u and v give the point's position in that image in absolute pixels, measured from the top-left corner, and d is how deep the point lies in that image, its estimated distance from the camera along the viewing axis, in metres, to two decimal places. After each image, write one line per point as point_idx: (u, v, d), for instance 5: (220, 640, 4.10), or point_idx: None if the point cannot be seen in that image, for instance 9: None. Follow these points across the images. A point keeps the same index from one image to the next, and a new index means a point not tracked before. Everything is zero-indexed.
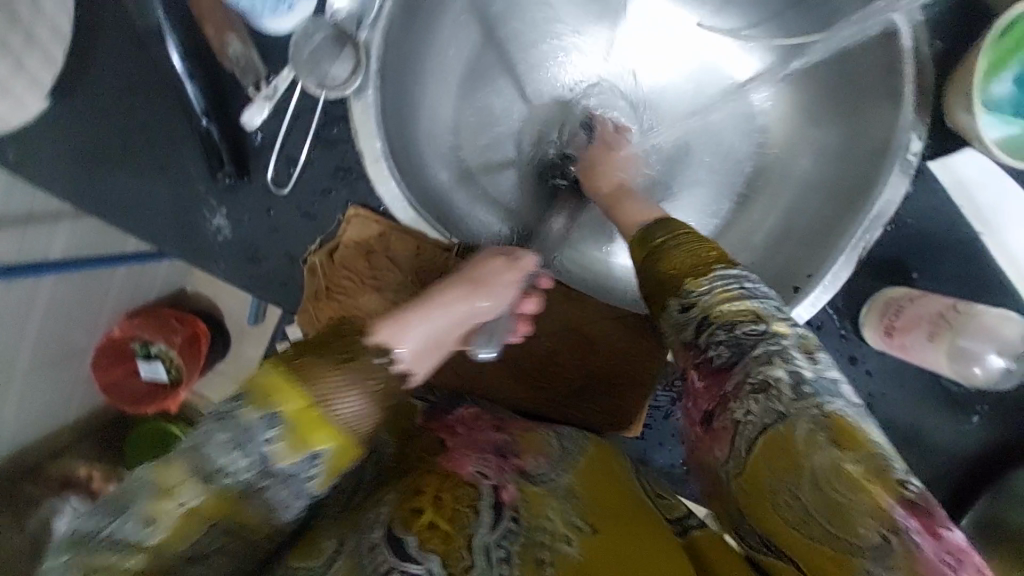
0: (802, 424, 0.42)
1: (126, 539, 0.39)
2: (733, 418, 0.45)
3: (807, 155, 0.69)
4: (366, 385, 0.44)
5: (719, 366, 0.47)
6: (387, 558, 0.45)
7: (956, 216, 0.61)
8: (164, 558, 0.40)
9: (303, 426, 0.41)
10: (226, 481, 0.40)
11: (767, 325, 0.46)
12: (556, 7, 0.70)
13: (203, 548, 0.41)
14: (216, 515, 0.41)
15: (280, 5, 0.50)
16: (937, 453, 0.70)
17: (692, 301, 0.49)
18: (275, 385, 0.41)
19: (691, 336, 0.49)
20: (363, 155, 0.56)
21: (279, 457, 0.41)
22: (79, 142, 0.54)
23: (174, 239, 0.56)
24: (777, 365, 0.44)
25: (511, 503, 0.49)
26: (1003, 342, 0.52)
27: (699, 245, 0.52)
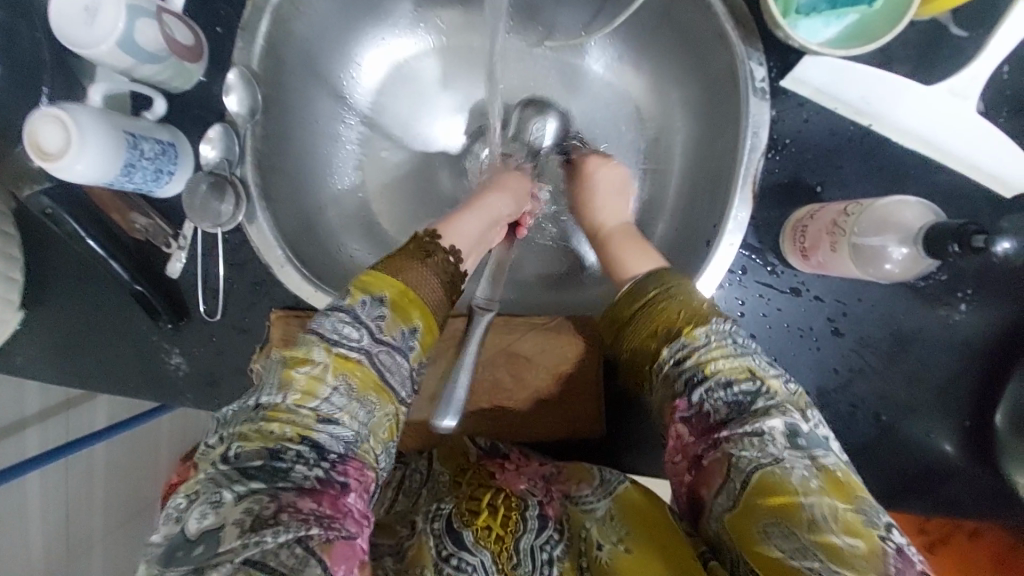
0: (795, 469, 0.42)
1: (268, 401, 0.48)
2: (725, 453, 0.45)
3: (680, 113, 0.71)
4: (439, 273, 0.61)
5: (712, 417, 0.47)
6: (448, 547, 0.54)
7: (833, 120, 0.60)
8: (301, 413, 0.47)
9: (401, 301, 0.56)
10: (343, 348, 0.52)
11: (762, 381, 0.47)
12: (413, 75, 0.77)
13: (332, 409, 0.48)
14: (342, 372, 0.51)
15: (161, 175, 0.58)
16: (934, 353, 0.64)
17: (686, 352, 0.51)
18: (374, 278, 0.56)
19: (684, 389, 0.50)
20: (271, 266, 0.63)
21: (326, 375, 0.50)
22: (56, 335, 0.64)
23: (146, 387, 0.65)
24: (775, 415, 0.45)
25: (556, 516, 0.57)
26: (903, 229, 0.51)
27: (682, 306, 0.54)
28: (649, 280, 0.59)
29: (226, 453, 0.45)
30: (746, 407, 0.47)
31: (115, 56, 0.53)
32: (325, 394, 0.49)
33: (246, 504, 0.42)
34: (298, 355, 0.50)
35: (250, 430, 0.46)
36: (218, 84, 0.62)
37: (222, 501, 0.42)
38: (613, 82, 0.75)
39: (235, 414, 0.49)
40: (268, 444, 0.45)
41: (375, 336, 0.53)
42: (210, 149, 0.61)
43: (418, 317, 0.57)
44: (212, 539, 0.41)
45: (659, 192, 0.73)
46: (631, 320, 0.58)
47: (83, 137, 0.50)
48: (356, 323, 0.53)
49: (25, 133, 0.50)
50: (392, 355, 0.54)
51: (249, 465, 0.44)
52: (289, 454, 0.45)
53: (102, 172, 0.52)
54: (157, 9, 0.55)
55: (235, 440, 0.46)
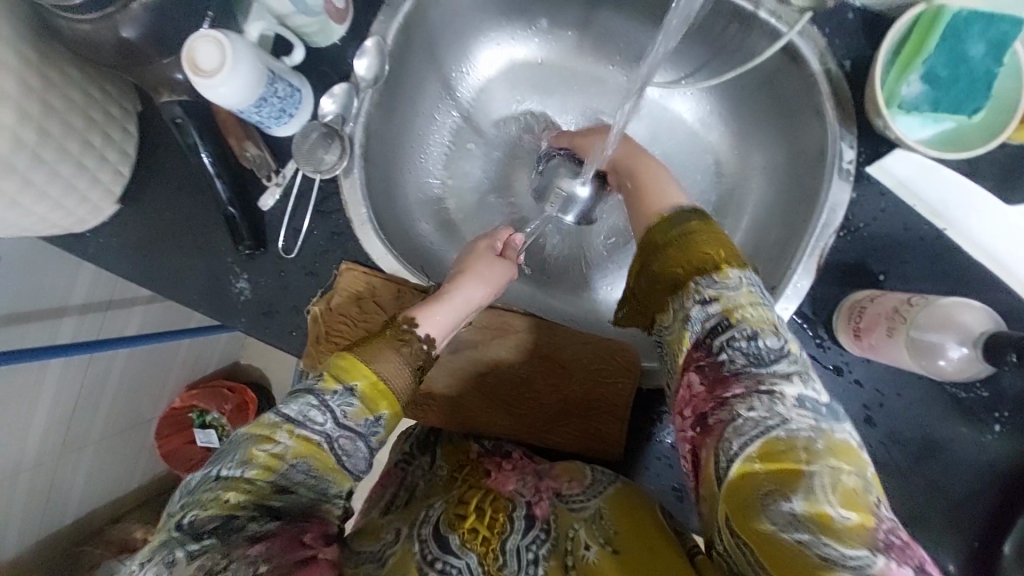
0: (801, 433, 0.44)
1: (226, 475, 0.50)
2: (733, 414, 0.46)
3: (759, 176, 0.74)
4: (411, 362, 0.57)
5: (726, 371, 0.48)
6: (433, 551, 0.56)
7: (910, 216, 0.62)
8: (262, 486, 0.50)
9: (373, 393, 0.54)
10: (308, 430, 0.52)
11: (783, 339, 0.49)
12: (518, 82, 0.82)
13: (290, 481, 0.51)
14: (302, 453, 0.51)
15: (283, 114, 0.63)
16: (959, 466, 0.65)
17: (716, 294, 0.51)
18: (350, 363, 0.54)
19: (709, 334, 0.50)
20: (352, 221, 0.67)
21: (285, 454, 0.51)
22: (141, 233, 0.69)
23: (208, 303, 0.69)
24: (792, 381, 0.47)
25: (543, 516, 0.59)
26: (964, 330, 0.52)
27: (714, 243, 0.54)
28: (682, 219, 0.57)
29: (182, 519, 0.48)
30: (765, 363, 0.48)
31: None
32: (283, 471, 0.50)
33: (199, 561, 0.46)
34: (262, 432, 0.51)
35: (208, 498, 0.49)
36: (351, 48, 0.68)
37: (175, 560, 0.46)
38: (701, 133, 0.78)
39: (197, 480, 0.51)
40: (223, 511, 0.48)
41: (338, 422, 0.52)
42: (330, 102, 0.67)
43: (386, 407, 0.54)
44: None
45: None
46: (664, 244, 0.56)
47: (233, 64, 0.55)
48: (323, 408, 0.52)
49: (186, 49, 0.55)
50: (354, 442, 0.53)
51: (203, 529, 0.48)
52: (241, 521, 0.48)
53: (237, 98, 0.57)
54: None
55: (192, 508, 0.48)
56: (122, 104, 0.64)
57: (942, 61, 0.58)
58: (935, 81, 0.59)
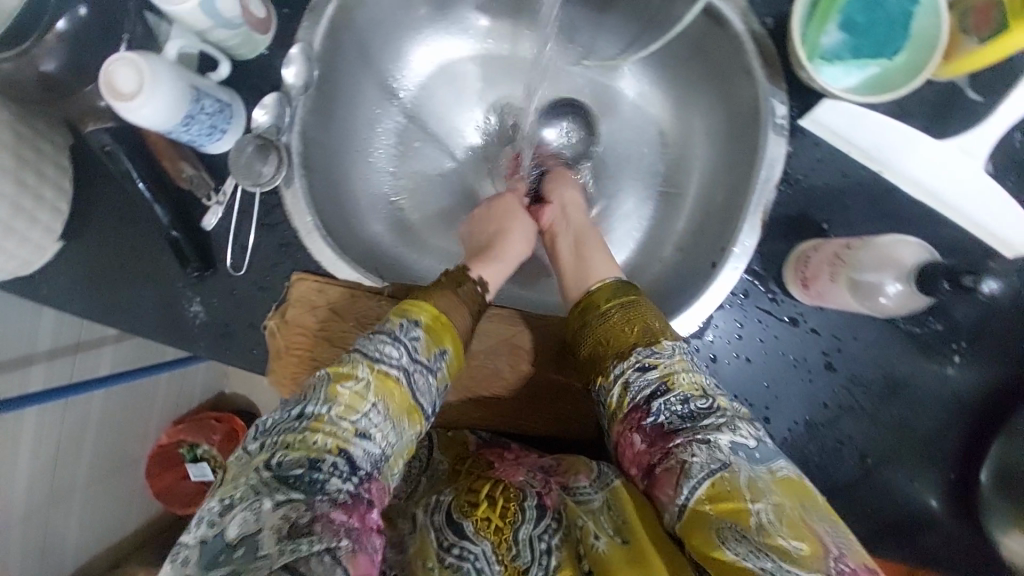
0: (742, 472, 0.47)
1: (313, 413, 0.49)
2: (678, 461, 0.50)
3: (701, 140, 0.75)
4: (452, 286, 0.62)
5: (665, 427, 0.53)
6: (449, 537, 0.55)
7: (847, 162, 0.63)
8: (343, 429, 0.49)
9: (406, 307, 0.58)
10: (383, 365, 0.53)
11: (713, 399, 0.53)
12: (457, 77, 0.81)
13: (369, 426, 0.50)
14: (381, 394, 0.51)
15: (216, 132, 0.63)
16: (922, 401, 0.66)
17: (655, 361, 0.56)
18: (410, 304, 0.58)
19: (645, 399, 0.55)
20: (299, 231, 0.67)
21: (367, 393, 0.51)
22: (88, 269, 0.68)
23: (165, 331, 0.68)
24: (724, 432, 0.50)
25: (554, 506, 0.58)
26: (900, 266, 0.53)
27: (626, 319, 0.60)
28: (617, 288, 0.64)
29: (269, 460, 0.46)
30: (697, 420, 0.52)
31: (195, 15, 0.56)
32: (365, 411, 0.50)
33: (283, 510, 0.43)
34: (342, 370, 0.52)
35: (293, 439, 0.48)
36: (279, 57, 0.67)
37: (262, 507, 0.43)
38: (642, 106, 0.79)
39: (278, 422, 0.50)
40: (309, 454, 0.47)
41: (411, 357, 0.54)
42: (262, 113, 0.66)
43: (449, 341, 0.57)
44: (250, 545, 0.41)
45: (671, 213, 0.77)
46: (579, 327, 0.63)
47: (158, 89, 0.54)
48: (395, 343, 0.54)
49: (105, 73, 0.54)
50: (425, 380, 0.55)
51: (290, 474, 0.45)
52: (327, 465, 0.47)
53: (161, 117, 0.56)
54: None
55: (279, 449, 0.47)
56: (52, 138, 0.63)
57: (857, 8, 0.60)
58: (851, 29, 0.61)
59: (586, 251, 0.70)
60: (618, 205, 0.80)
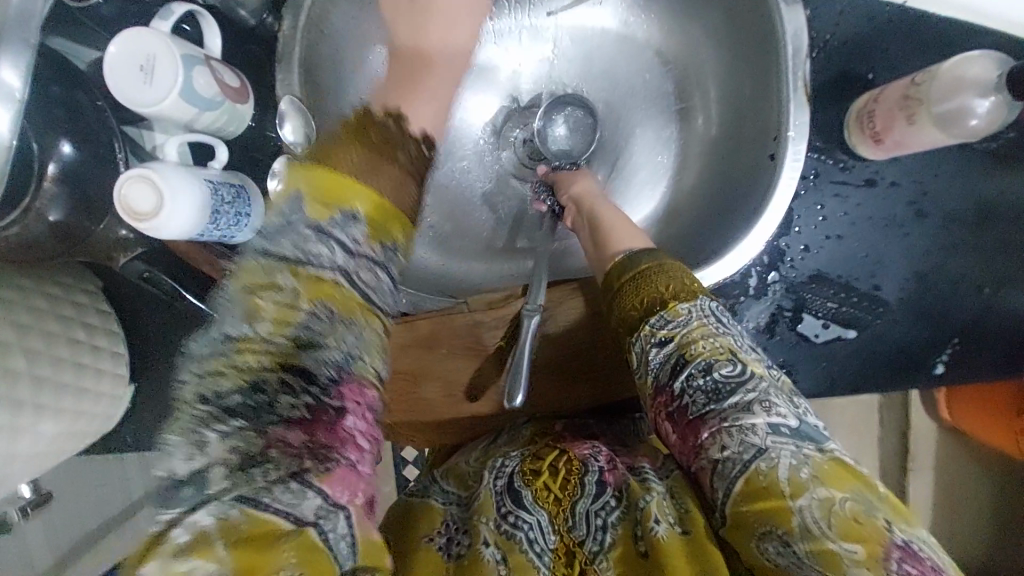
0: (782, 463, 0.45)
1: (233, 331, 0.39)
2: (711, 457, 0.48)
3: (704, 41, 0.71)
4: (391, 155, 0.49)
5: (692, 412, 0.50)
6: (507, 504, 0.53)
7: (869, 6, 0.60)
8: (276, 340, 0.39)
9: (324, 185, 0.43)
10: (314, 269, 0.41)
11: (743, 367, 0.49)
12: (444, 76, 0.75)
13: (311, 331, 0.39)
14: (319, 297, 0.40)
15: (240, 218, 0.58)
16: (1017, 213, 0.64)
17: (670, 332, 0.53)
18: (333, 179, 0.44)
19: (667, 377, 0.52)
20: None
21: (298, 301, 0.40)
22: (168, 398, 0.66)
23: None
24: (757, 413, 0.47)
25: (616, 483, 0.55)
26: (976, 82, 0.51)
27: (638, 287, 0.57)
28: (633, 260, 0.58)
29: (198, 393, 0.38)
30: (724, 397, 0.49)
31: (177, 107, 0.52)
32: (301, 320, 0.39)
33: (229, 444, 0.37)
34: (258, 279, 0.40)
35: (219, 365, 0.38)
36: (267, 120, 0.63)
37: (205, 440, 0.37)
38: (630, 34, 0.75)
39: (201, 342, 0.39)
40: (246, 377, 0.38)
41: (348, 250, 0.42)
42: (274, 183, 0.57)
43: (354, 198, 0.43)
44: (201, 481, 0.36)
45: (701, 127, 0.74)
46: (621, 286, 0.58)
47: (167, 187, 0.51)
48: (319, 236, 0.42)
49: (118, 198, 0.51)
50: (375, 272, 0.43)
51: (230, 403, 0.37)
52: (273, 384, 0.38)
53: (190, 224, 0.53)
54: (206, 56, 0.54)
55: (207, 375, 0.38)
56: None
57: None
58: None
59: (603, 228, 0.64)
60: (637, 144, 0.77)
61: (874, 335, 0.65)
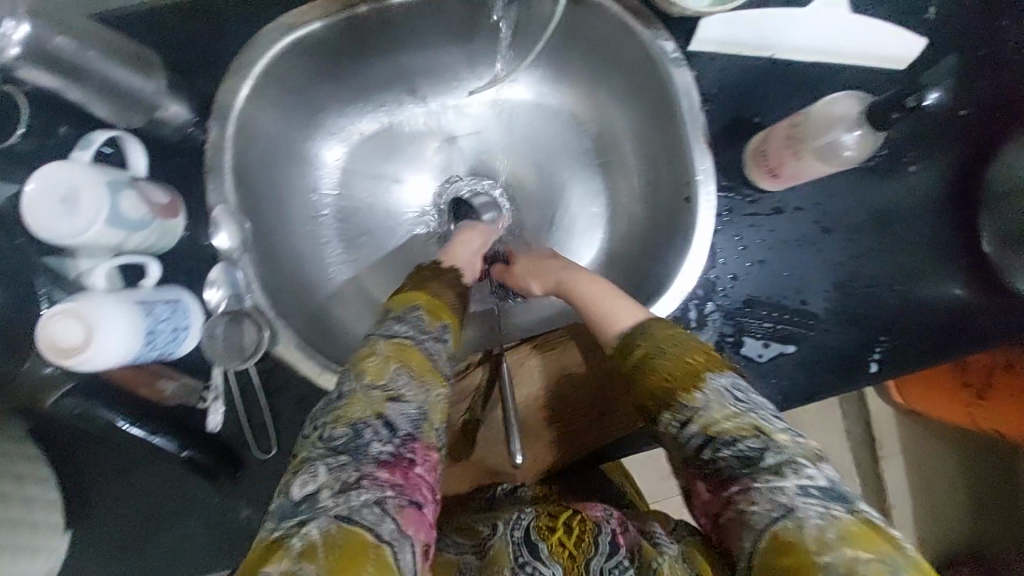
0: (811, 521, 0.44)
1: (347, 390, 0.51)
2: (738, 509, 0.47)
3: (612, 101, 0.77)
4: (455, 286, 0.68)
5: (722, 473, 0.50)
6: (524, 555, 0.50)
7: (743, 61, 0.69)
8: (373, 395, 0.50)
9: (434, 308, 0.62)
10: (399, 337, 0.56)
11: (769, 436, 0.50)
12: (377, 162, 0.79)
13: (400, 389, 0.52)
14: (401, 357, 0.54)
15: (178, 332, 0.57)
16: (909, 217, 0.71)
17: (691, 415, 0.53)
18: (438, 306, 0.63)
19: (694, 448, 0.52)
20: (313, 374, 0.63)
21: (387, 363, 0.53)
22: (111, 541, 0.60)
23: (226, 551, 0.61)
24: (788, 475, 0.47)
25: (629, 543, 0.51)
26: (845, 118, 0.60)
27: (679, 358, 0.57)
28: (651, 338, 0.60)
29: (319, 434, 0.48)
30: (754, 462, 0.49)
31: (104, 234, 0.51)
32: (391, 377, 0.52)
33: (332, 474, 0.45)
34: (364, 352, 0.54)
35: (336, 412, 0.49)
36: (198, 230, 0.62)
37: (316, 473, 0.45)
38: (545, 102, 0.81)
39: (321, 407, 0.51)
40: (351, 423, 0.48)
41: (419, 329, 0.58)
42: (215, 290, 0.60)
43: (445, 314, 0.62)
44: (312, 503, 0.44)
45: (623, 178, 0.80)
46: (632, 370, 0.60)
47: (93, 312, 0.48)
48: (401, 320, 0.58)
49: (38, 337, 0.48)
50: (438, 346, 0.58)
51: (337, 442, 0.47)
52: (370, 431, 0.48)
53: (125, 348, 0.50)
54: (130, 179, 0.54)
55: (327, 424, 0.49)
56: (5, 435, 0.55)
57: None
58: None
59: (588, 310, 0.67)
60: (566, 199, 0.82)
61: (813, 346, 0.70)
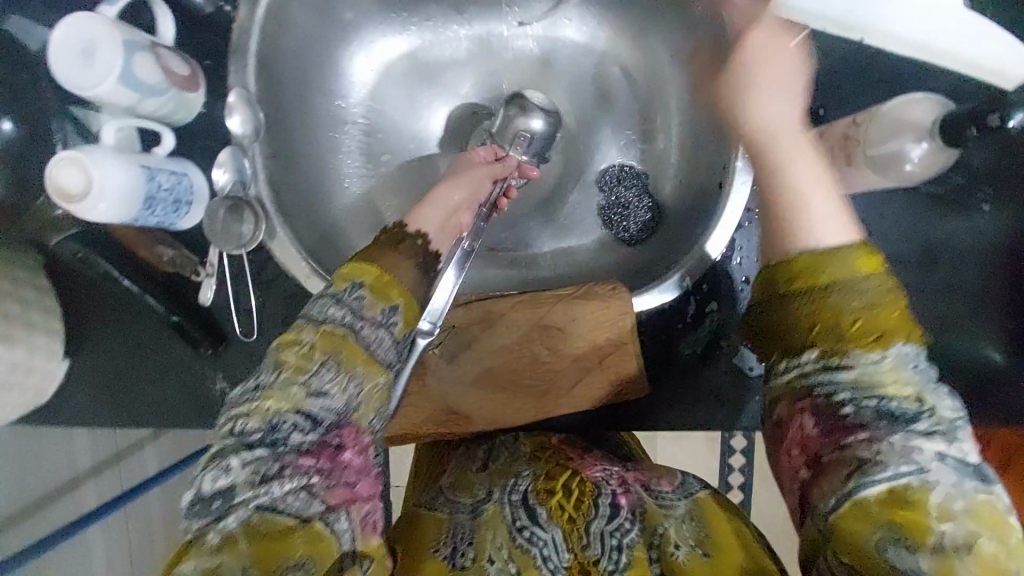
0: (940, 488, 0.37)
1: (262, 382, 0.44)
2: (854, 454, 0.39)
3: (668, 61, 0.71)
4: (414, 256, 0.56)
5: (848, 415, 0.40)
6: (522, 518, 0.54)
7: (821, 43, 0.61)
8: (291, 389, 0.44)
9: (381, 286, 0.51)
10: (330, 323, 0.47)
11: (923, 401, 0.40)
12: (412, 75, 0.76)
13: (323, 383, 0.45)
14: (328, 349, 0.46)
15: (179, 204, 0.59)
16: (963, 260, 0.63)
17: (848, 361, 0.42)
18: (386, 283, 0.52)
19: (820, 389, 0.42)
20: (298, 276, 0.62)
21: (312, 353, 0.46)
22: (102, 379, 0.66)
23: (196, 415, 0.66)
24: (937, 440, 0.39)
25: (630, 505, 0.54)
26: (917, 126, 0.53)
27: (883, 296, 0.42)
28: (841, 259, 0.43)
29: (230, 429, 0.43)
30: (899, 419, 0.39)
31: (115, 92, 0.53)
32: (314, 369, 0.45)
33: (250, 468, 0.41)
34: (287, 338, 0.47)
35: (248, 407, 0.43)
36: (218, 110, 0.63)
37: (228, 467, 0.41)
38: (598, 49, 0.75)
39: (236, 394, 0.45)
40: (265, 419, 0.42)
41: (356, 314, 0.49)
42: (221, 173, 0.63)
43: (395, 295, 0.52)
44: (227, 498, 0.40)
45: (662, 149, 0.74)
46: (818, 290, 0.43)
47: (92, 160, 0.51)
48: (339, 303, 0.49)
49: (47, 179, 0.51)
50: (377, 332, 0.49)
51: (249, 437, 0.42)
52: (286, 425, 0.43)
53: (122, 208, 0.54)
54: (150, 43, 0.55)
55: (239, 417, 0.43)
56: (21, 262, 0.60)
57: None
58: None
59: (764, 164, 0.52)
60: (600, 158, 0.76)
61: None
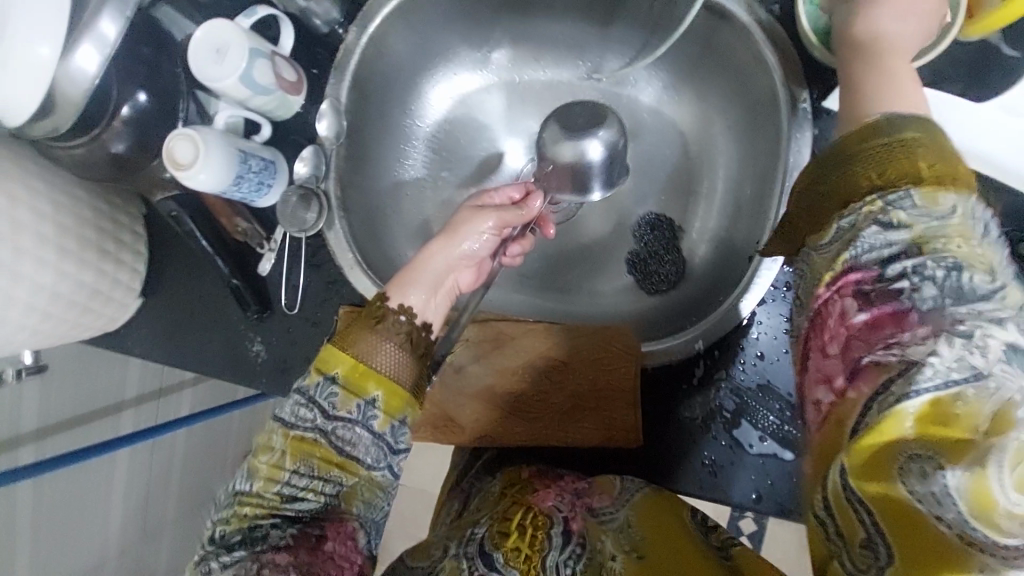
0: (1004, 388, 0.30)
1: (241, 491, 0.48)
2: (903, 357, 0.34)
3: (724, 132, 0.74)
4: (395, 336, 0.53)
5: (900, 303, 0.36)
6: (477, 568, 0.51)
7: None
8: (269, 497, 0.48)
9: (355, 377, 0.50)
10: (299, 430, 0.49)
11: (1002, 279, 0.36)
12: (483, 108, 0.83)
13: (297, 488, 0.48)
14: (301, 455, 0.48)
15: (262, 186, 0.69)
16: None
17: (910, 219, 0.38)
18: (362, 373, 0.50)
19: (873, 263, 0.38)
20: (343, 266, 0.70)
21: (284, 462, 0.48)
22: (164, 321, 0.76)
23: (232, 370, 0.74)
24: (961, 273, 0.36)
25: (578, 530, 0.54)
26: None
27: (910, 159, 0.40)
28: (921, 129, 0.41)
29: (212, 533, 0.48)
30: (959, 300, 0.35)
31: (234, 87, 0.62)
32: (286, 478, 0.48)
33: (230, 569, 0.46)
34: (260, 443, 0.49)
35: (228, 514, 0.48)
36: (312, 112, 0.73)
37: (211, 570, 0.46)
38: (659, 110, 0.79)
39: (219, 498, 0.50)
40: (246, 523, 0.48)
41: (328, 414, 0.49)
42: (302, 165, 0.71)
43: (374, 386, 0.50)
44: None
45: (702, 213, 0.76)
46: (866, 146, 0.42)
47: (203, 138, 0.60)
48: (309, 403, 0.49)
49: (165, 148, 0.61)
50: (351, 429, 0.49)
51: (233, 540, 0.47)
52: (265, 528, 0.48)
53: (217, 179, 0.62)
54: (270, 51, 0.64)
55: (223, 521, 0.48)
56: (128, 210, 0.71)
57: None
58: None
59: (882, 102, 0.46)
60: (641, 212, 0.79)
61: None
